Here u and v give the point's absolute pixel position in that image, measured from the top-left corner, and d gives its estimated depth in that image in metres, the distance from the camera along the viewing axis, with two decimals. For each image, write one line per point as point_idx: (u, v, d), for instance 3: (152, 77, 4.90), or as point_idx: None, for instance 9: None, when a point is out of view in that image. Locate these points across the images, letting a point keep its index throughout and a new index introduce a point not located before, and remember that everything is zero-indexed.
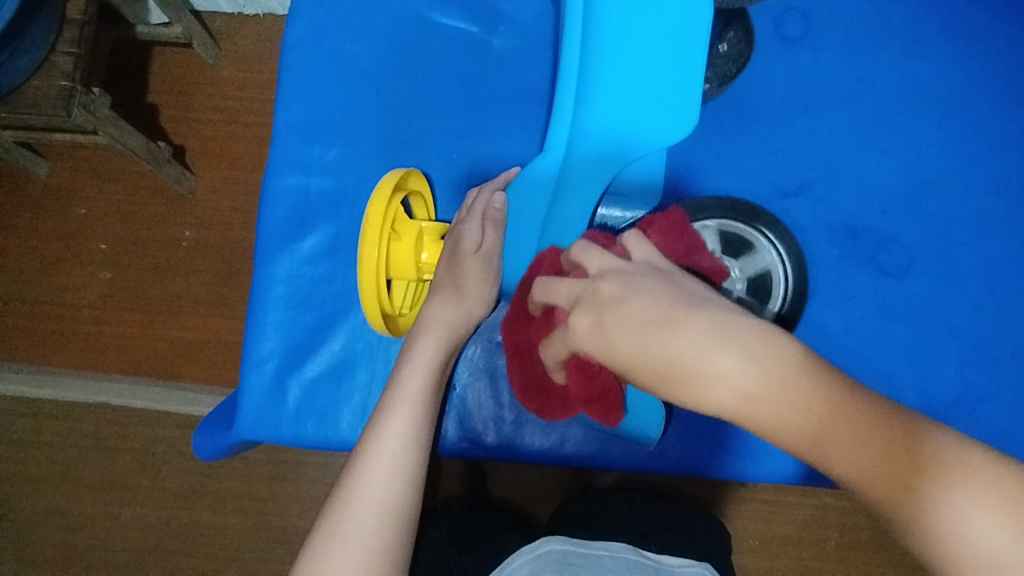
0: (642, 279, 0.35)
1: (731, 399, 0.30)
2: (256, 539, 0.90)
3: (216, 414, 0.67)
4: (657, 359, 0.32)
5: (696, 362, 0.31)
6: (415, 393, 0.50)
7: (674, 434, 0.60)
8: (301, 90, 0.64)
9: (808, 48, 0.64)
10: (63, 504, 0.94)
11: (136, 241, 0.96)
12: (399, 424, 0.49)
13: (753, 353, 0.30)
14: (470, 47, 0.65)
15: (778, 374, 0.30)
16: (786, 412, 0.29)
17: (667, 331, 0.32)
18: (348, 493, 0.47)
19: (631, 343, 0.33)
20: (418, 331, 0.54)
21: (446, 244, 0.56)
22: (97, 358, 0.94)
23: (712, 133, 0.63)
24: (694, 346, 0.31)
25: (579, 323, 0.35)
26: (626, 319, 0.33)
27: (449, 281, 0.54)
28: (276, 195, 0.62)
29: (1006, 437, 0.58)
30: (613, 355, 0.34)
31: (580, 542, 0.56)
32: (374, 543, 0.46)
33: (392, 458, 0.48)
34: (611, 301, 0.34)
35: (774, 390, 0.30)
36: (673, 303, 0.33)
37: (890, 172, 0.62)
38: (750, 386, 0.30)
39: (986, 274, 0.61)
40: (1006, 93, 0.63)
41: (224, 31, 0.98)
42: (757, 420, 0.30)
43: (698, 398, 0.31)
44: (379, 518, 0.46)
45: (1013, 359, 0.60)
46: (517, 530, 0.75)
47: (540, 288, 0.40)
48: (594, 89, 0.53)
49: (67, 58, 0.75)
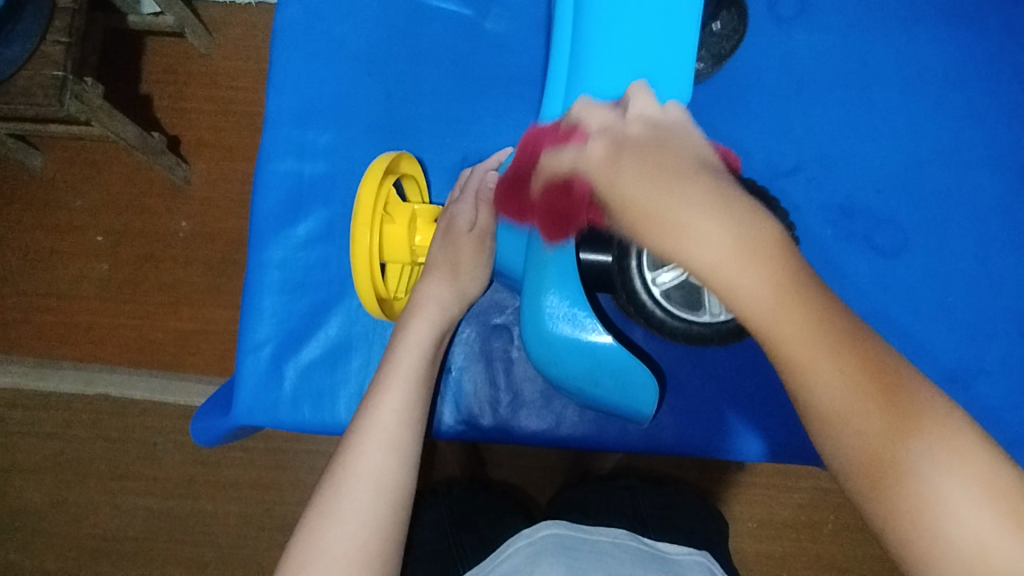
0: (667, 146, 0.42)
1: (703, 248, 0.36)
2: (259, 526, 0.91)
3: (214, 400, 0.67)
4: (650, 196, 0.40)
5: (681, 202, 0.38)
6: (409, 371, 0.51)
7: (670, 415, 0.60)
8: (294, 74, 0.64)
9: (802, 28, 0.64)
10: (65, 494, 0.94)
11: (132, 231, 0.96)
12: (393, 402, 0.49)
13: (736, 220, 0.37)
14: (462, 30, 0.65)
15: (752, 241, 0.36)
16: (750, 270, 0.36)
17: (667, 180, 0.39)
18: (343, 469, 0.47)
19: (636, 182, 0.41)
20: (410, 310, 0.54)
21: (438, 225, 0.56)
22: (96, 349, 0.94)
23: (706, 113, 0.63)
24: (686, 195, 0.38)
25: (595, 142, 0.45)
26: (639, 160, 0.41)
27: (443, 258, 0.55)
28: (270, 180, 0.62)
29: (999, 414, 0.59)
30: (614, 185, 0.42)
31: (580, 527, 0.56)
32: (372, 519, 0.46)
33: (387, 434, 0.48)
34: (633, 143, 0.43)
35: (743, 253, 0.36)
36: (682, 169, 0.40)
37: (885, 151, 0.62)
38: (725, 242, 0.36)
39: (981, 252, 0.61)
40: (1000, 71, 0.63)
41: (216, 20, 0.97)
42: (719, 263, 0.36)
43: (670, 237, 0.38)
44: (373, 493, 0.46)
45: (1008, 337, 0.60)
46: (516, 512, 0.76)
47: (581, 106, 0.48)
48: (587, 72, 0.53)
49: (58, 48, 0.75)
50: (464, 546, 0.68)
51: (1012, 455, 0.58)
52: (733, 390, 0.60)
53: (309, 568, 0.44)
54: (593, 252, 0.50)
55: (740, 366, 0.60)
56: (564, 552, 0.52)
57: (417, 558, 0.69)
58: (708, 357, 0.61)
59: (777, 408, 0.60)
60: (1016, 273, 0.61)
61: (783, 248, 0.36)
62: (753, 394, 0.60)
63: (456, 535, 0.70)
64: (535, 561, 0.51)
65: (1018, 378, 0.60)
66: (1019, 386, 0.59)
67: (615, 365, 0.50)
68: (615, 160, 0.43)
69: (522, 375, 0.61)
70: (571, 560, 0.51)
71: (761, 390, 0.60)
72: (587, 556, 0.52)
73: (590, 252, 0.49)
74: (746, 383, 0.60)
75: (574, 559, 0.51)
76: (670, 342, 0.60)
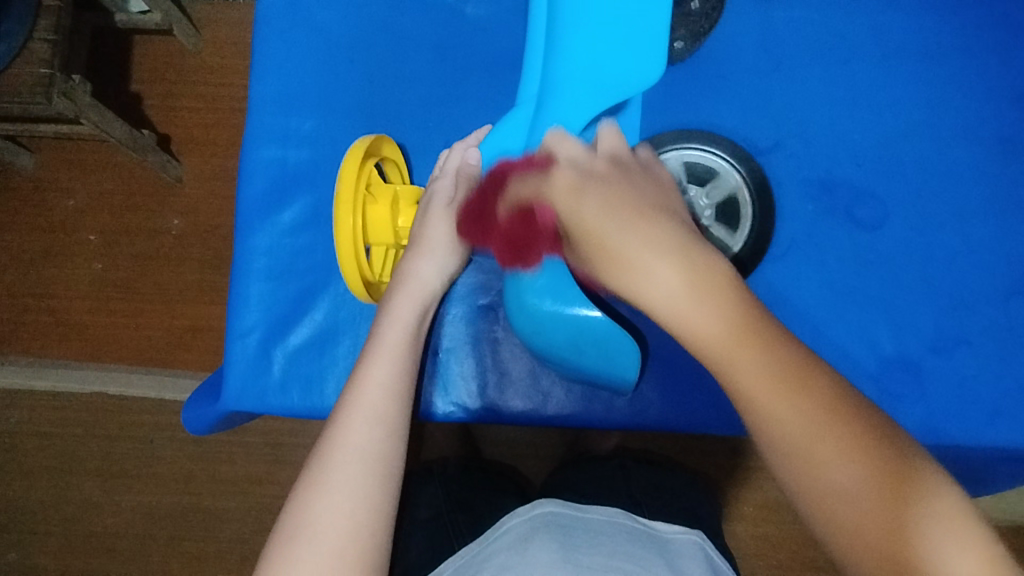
0: (623, 183, 0.42)
1: (656, 284, 0.37)
2: (257, 519, 0.91)
3: (204, 388, 0.67)
4: (612, 228, 0.39)
5: (638, 247, 0.38)
6: (395, 345, 0.52)
7: (655, 390, 0.61)
8: (277, 63, 0.64)
9: (781, 6, 0.64)
10: (64, 492, 0.95)
11: (125, 230, 0.96)
12: (379, 375, 0.50)
13: (689, 264, 0.37)
14: (441, 14, 0.65)
15: (706, 284, 0.37)
16: (702, 314, 0.36)
17: (626, 213, 0.40)
18: (331, 441, 0.48)
19: (598, 210, 0.40)
20: (392, 287, 0.55)
21: (420, 205, 0.57)
22: (91, 347, 0.94)
23: (685, 93, 0.63)
24: (641, 234, 0.38)
25: (561, 172, 0.43)
26: (603, 194, 0.41)
27: (421, 228, 0.56)
28: (255, 167, 0.63)
29: (982, 382, 0.59)
30: (575, 216, 0.42)
31: (575, 507, 0.56)
32: (361, 490, 0.46)
33: (373, 406, 0.49)
34: (597, 178, 0.42)
35: (696, 295, 0.37)
36: (638, 210, 0.40)
37: (863, 126, 0.63)
38: (678, 280, 0.37)
39: (962, 225, 0.62)
40: (978, 45, 0.64)
41: (204, 18, 0.97)
42: (665, 297, 0.37)
43: (625, 267, 0.38)
44: (361, 464, 0.47)
45: (990, 307, 0.61)
46: (509, 493, 0.76)
47: (552, 137, 0.47)
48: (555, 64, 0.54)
49: (44, 45, 0.75)
50: (457, 521, 0.69)
51: (996, 425, 0.58)
52: None
53: (299, 540, 0.45)
54: None
55: None
56: (559, 530, 0.52)
57: (411, 539, 0.69)
58: None
59: None
60: (996, 243, 0.61)
61: (735, 292, 0.37)
62: None
63: (451, 510, 0.71)
64: (528, 539, 0.52)
65: (999, 347, 0.60)
66: (1001, 356, 0.60)
67: (595, 333, 0.51)
68: (580, 187, 0.42)
69: (509, 355, 0.62)
70: (566, 539, 0.51)
71: None
72: (580, 534, 0.52)
73: None
74: None
75: (568, 536, 0.51)
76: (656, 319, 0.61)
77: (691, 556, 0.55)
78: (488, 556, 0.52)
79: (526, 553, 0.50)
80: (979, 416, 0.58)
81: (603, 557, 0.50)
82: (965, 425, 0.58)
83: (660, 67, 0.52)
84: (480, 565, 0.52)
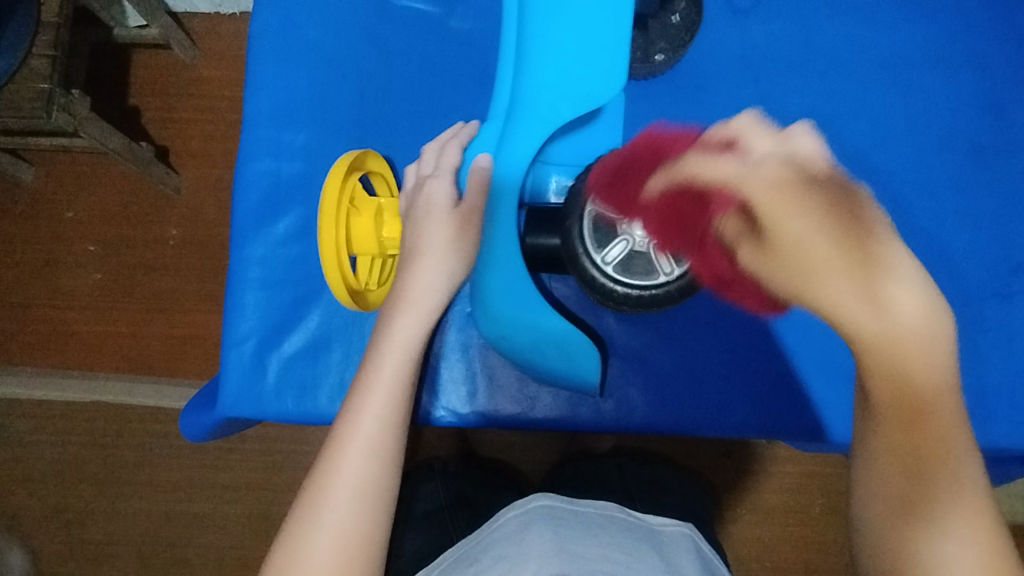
0: (845, 207, 0.49)
1: (875, 317, 0.47)
2: (257, 525, 0.93)
3: (200, 396, 0.69)
4: (820, 237, 0.48)
5: (850, 275, 0.47)
6: (392, 374, 0.54)
7: (641, 394, 0.62)
8: (269, 78, 0.66)
9: (759, 18, 0.66)
10: (64, 500, 0.96)
11: (124, 241, 0.98)
12: (374, 409, 0.53)
13: (899, 299, 0.47)
14: (429, 29, 0.67)
15: (924, 324, 0.47)
16: (922, 364, 0.46)
17: (848, 235, 0.48)
18: (327, 467, 0.52)
19: (807, 220, 0.48)
20: (394, 302, 0.56)
21: (418, 205, 0.57)
22: (90, 357, 0.96)
23: (667, 104, 0.65)
24: (855, 251, 0.48)
25: (773, 163, 0.50)
26: (809, 205, 0.48)
27: (428, 239, 0.56)
28: (249, 179, 0.65)
29: (959, 383, 0.61)
30: (784, 220, 0.49)
31: (569, 500, 0.57)
32: (353, 515, 0.51)
33: (367, 438, 0.52)
34: (805, 183, 0.49)
35: (927, 328, 0.47)
36: (857, 232, 0.48)
37: (840, 134, 0.65)
38: (913, 312, 0.47)
39: (938, 230, 0.63)
40: (950, 54, 0.65)
41: (202, 32, 1.00)
42: (883, 337, 0.47)
43: (841, 292, 0.47)
44: (353, 492, 0.51)
45: (965, 309, 0.62)
46: (506, 490, 0.79)
47: (744, 122, 0.52)
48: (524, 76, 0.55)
49: (43, 61, 0.77)
50: (455, 518, 0.72)
51: (972, 424, 0.60)
52: (701, 370, 0.62)
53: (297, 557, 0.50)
54: (544, 236, 0.56)
55: (709, 345, 0.62)
56: (554, 522, 0.53)
57: (404, 542, 0.71)
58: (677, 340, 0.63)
59: (744, 388, 0.62)
60: (970, 247, 0.63)
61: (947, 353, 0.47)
62: (722, 373, 0.62)
63: (449, 508, 0.74)
64: (523, 532, 0.53)
65: (975, 348, 0.61)
66: (978, 358, 0.61)
67: (557, 335, 0.57)
68: (785, 200, 0.49)
69: (496, 361, 0.63)
70: (561, 530, 0.52)
71: (729, 369, 0.62)
72: (575, 526, 0.53)
73: (541, 236, 0.57)
74: (716, 363, 0.62)
75: (565, 528, 0.53)
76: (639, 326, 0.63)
77: (682, 548, 0.56)
78: (484, 548, 0.53)
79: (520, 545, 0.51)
80: None
81: (596, 547, 0.51)
82: None
83: (623, 77, 0.53)
84: (477, 556, 0.53)
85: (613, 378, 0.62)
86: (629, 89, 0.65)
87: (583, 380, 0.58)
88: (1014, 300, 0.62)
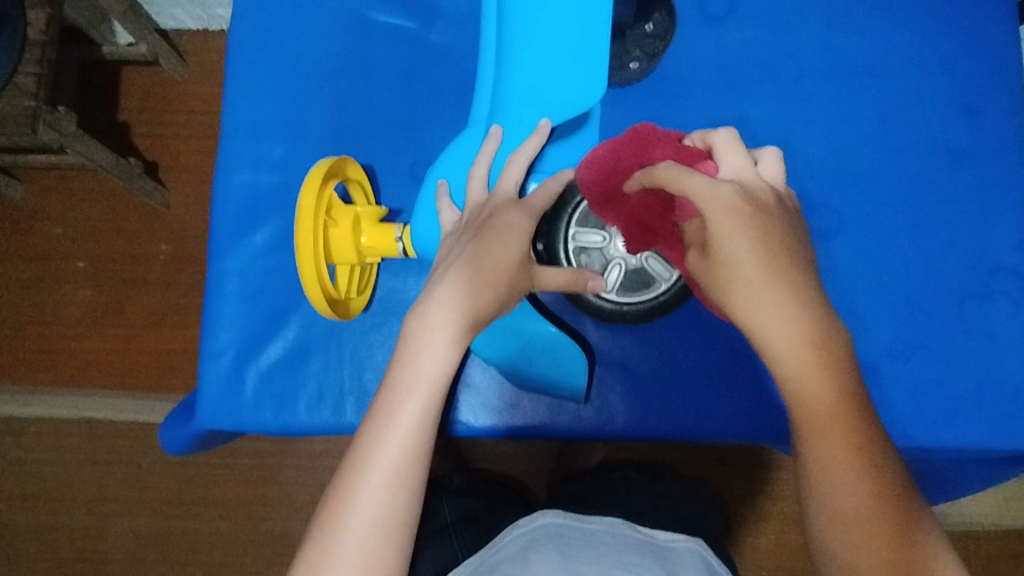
0: (788, 238, 0.43)
1: (780, 341, 0.42)
2: (247, 541, 0.92)
3: (180, 408, 0.68)
4: (751, 263, 0.41)
5: (779, 306, 0.41)
6: (422, 401, 0.45)
7: (622, 401, 0.62)
8: (249, 92, 0.67)
9: (734, 26, 0.67)
10: (53, 519, 0.95)
11: (112, 257, 0.98)
12: (398, 436, 0.44)
13: (815, 337, 0.41)
14: (407, 42, 0.68)
15: (824, 358, 0.41)
16: (811, 382, 0.41)
17: (783, 268, 0.42)
18: (345, 502, 0.43)
19: (747, 249, 0.42)
20: (421, 313, 0.45)
21: (479, 224, 0.48)
22: (78, 374, 0.95)
23: (644, 111, 0.66)
24: (790, 287, 0.42)
25: (732, 189, 0.42)
26: (764, 234, 0.42)
27: (475, 255, 0.46)
28: (227, 191, 0.65)
29: (938, 384, 0.60)
30: (728, 241, 0.41)
31: (575, 517, 0.57)
32: (377, 560, 0.43)
33: (394, 471, 0.44)
34: (762, 210, 0.42)
35: (809, 362, 0.41)
36: (797, 273, 0.42)
37: (816, 138, 0.65)
38: (801, 344, 0.41)
39: (916, 232, 0.64)
40: (926, 59, 0.66)
41: (190, 49, 1.00)
42: (788, 360, 0.41)
43: (760, 323, 0.42)
44: (379, 531, 0.43)
45: (942, 310, 0.62)
46: (509, 506, 0.77)
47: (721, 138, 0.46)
48: (504, 79, 0.53)
49: (29, 79, 0.78)
50: (463, 535, 0.69)
51: (954, 425, 0.59)
52: (682, 376, 0.62)
53: None
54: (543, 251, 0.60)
55: (687, 349, 0.62)
56: (561, 541, 0.52)
57: None
58: (656, 344, 0.63)
59: (724, 394, 0.62)
60: (947, 247, 0.63)
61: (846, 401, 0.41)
62: (701, 377, 0.62)
63: (457, 526, 0.71)
64: (531, 548, 0.52)
65: (953, 349, 0.61)
66: (957, 359, 0.61)
67: (546, 342, 0.58)
68: (743, 217, 0.42)
69: (479, 373, 0.63)
70: (568, 549, 0.50)
71: (708, 373, 0.62)
72: (582, 545, 0.52)
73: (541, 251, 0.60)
74: (695, 368, 0.62)
75: (571, 548, 0.51)
76: (618, 333, 0.63)
77: (692, 566, 0.53)
78: (491, 566, 0.52)
79: (528, 561, 0.50)
80: (936, 417, 0.60)
81: (604, 566, 0.49)
82: (924, 428, 0.59)
83: (599, 93, 0.51)
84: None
85: (594, 384, 0.62)
86: (606, 97, 0.66)
87: (571, 384, 0.59)
88: (992, 300, 0.62)
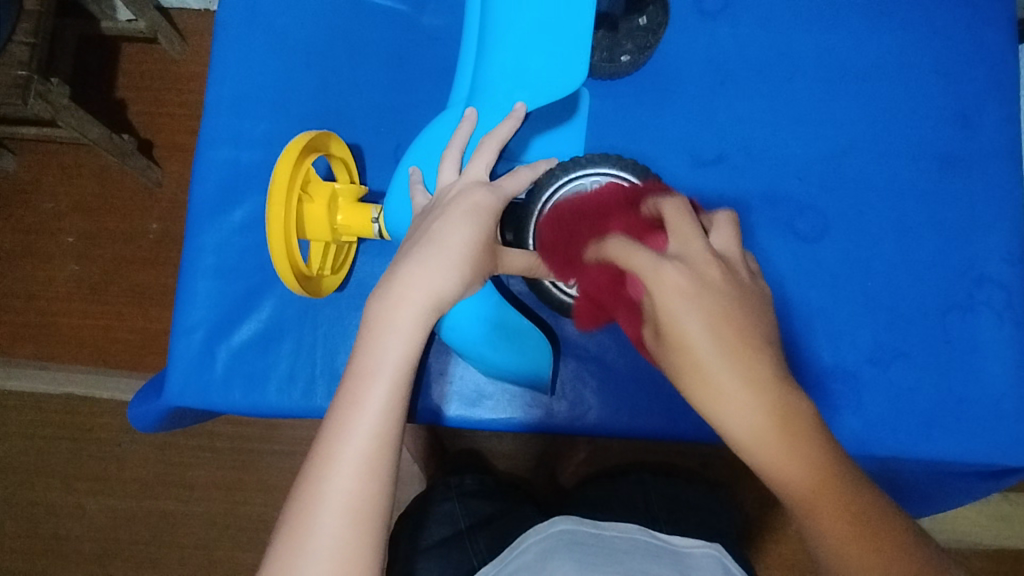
0: (742, 312, 0.40)
1: (745, 430, 0.38)
2: (224, 524, 0.91)
3: (151, 384, 0.67)
4: (704, 345, 0.39)
5: (738, 394, 0.38)
6: (389, 385, 0.43)
7: (596, 396, 0.61)
8: (236, 68, 0.66)
9: (730, 24, 0.66)
10: (30, 494, 0.95)
11: (101, 233, 0.97)
12: (363, 422, 0.43)
13: (783, 423, 0.38)
14: (398, 24, 0.67)
15: (796, 434, 0.38)
16: (786, 465, 0.39)
17: (738, 348, 0.39)
18: (312, 489, 0.42)
19: (695, 332, 0.39)
20: (384, 296, 0.44)
21: (443, 205, 0.47)
22: (62, 350, 0.95)
23: (632, 104, 0.65)
24: (747, 376, 0.39)
25: (675, 267, 0.40)
26: (713, 312, 0.39)
27: (442, 241, 0.45)
28: (207, 166, 0.64)
29: (917, 394, 0.60)
30: (677, 322, 0.39)
31: (591, 524, 0.52)
32: (350, 549, 0.41)
33: (362, 457, 0.42)
34: (709, 288, 0.40)
35: (777, 441, 0.38)
36: (754, 357, 0.39)
37: (807, 140, 0.64)
38: (767, 429, 0.38)
39: (901, 239, 0.63)
40: (919, 65, 0.65)
41: (187, 27, 1.00)
42: (754, 451, 0.39)
43: (719, 413, 0.39)
44: (350, 518, 0.41)
45: (925, 319, 0.61)
46: (493, 499, 0.76)
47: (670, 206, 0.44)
48: (486, 61, 0.53)
49: (23, 48, 0.76)
50: (476, 542, 0.68)
51: (933, 435, 0.58)
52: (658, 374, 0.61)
53: None
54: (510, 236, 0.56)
55: None
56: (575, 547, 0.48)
57: None
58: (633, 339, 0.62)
59: None
60: (933, 255, 0.62)
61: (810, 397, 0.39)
62: None
63: (471, 529, 0.70)
64: (545, 556, 0.48)
65: (934, 358, 0.60)
66: (937, 369, 0.60)
67: (515, 330, 0.57)
68: (687, 295, 0.39)
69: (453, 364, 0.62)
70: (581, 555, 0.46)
71: None
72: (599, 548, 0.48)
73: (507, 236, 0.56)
74: None
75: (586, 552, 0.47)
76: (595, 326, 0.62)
77: (710, 571, 0.48)
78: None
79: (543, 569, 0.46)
80: (914, 427, 0.59)
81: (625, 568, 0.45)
82: (901, 437, 0.59)
83: (581, 75, 0.50)
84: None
85: (567, 377, 0.62)
86: (594, 88, 0.65)
87: (535, 373, 0.58)
88: (976, 311, 0.61)
